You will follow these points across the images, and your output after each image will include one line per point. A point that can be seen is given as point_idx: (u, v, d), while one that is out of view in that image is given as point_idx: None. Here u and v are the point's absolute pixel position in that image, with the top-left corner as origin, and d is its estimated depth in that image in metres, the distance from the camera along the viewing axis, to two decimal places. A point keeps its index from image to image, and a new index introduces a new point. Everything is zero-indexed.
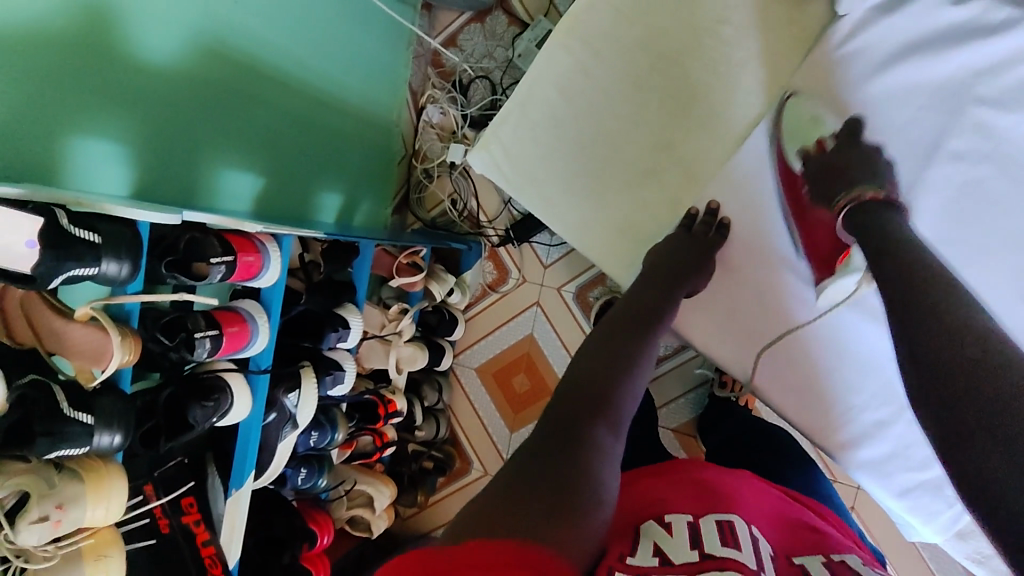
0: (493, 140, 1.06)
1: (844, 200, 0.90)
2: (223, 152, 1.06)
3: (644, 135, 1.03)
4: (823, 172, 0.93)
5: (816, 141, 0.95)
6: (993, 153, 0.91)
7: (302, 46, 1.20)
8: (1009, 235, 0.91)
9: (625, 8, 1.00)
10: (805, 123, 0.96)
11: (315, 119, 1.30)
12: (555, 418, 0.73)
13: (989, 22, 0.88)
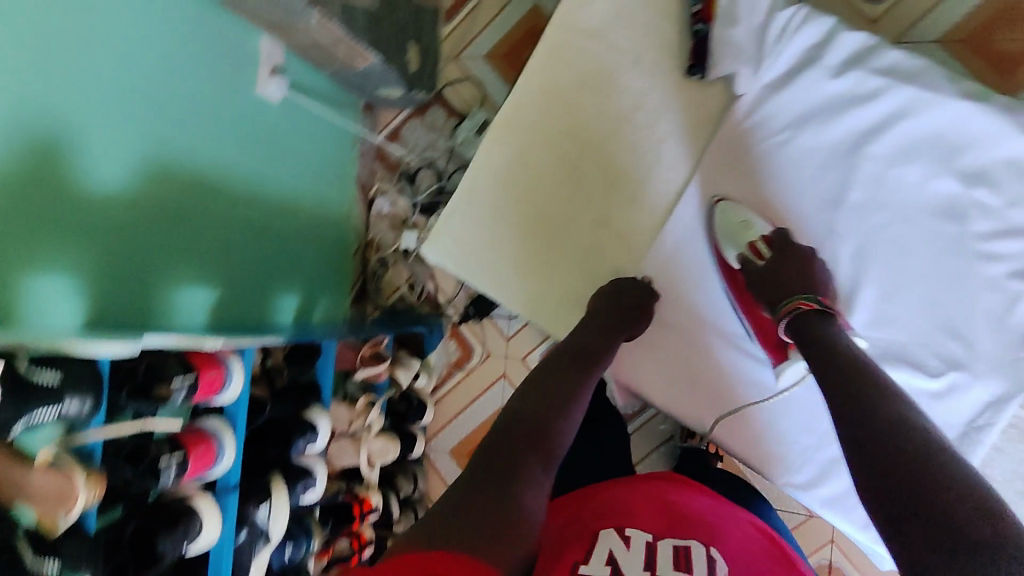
0: (440, 236, 1.10)
1: (785, 302, 0.94)
2: (174, 269, 1.07)
3: (581, 213, 1.10)
4: (771, 268, 0.98)
5: (748, 244, 1.00)
6: (890, 201, 1.00)
7: (248, 158, 1.25)
8: (918, 272, 1.00)
9: (547, 103, 1.09)
10: (737, 226, 1.02)
11: (266, 225, 1.33)
12: (491, 460, 0.74)
13: (865, 89, 0.98)
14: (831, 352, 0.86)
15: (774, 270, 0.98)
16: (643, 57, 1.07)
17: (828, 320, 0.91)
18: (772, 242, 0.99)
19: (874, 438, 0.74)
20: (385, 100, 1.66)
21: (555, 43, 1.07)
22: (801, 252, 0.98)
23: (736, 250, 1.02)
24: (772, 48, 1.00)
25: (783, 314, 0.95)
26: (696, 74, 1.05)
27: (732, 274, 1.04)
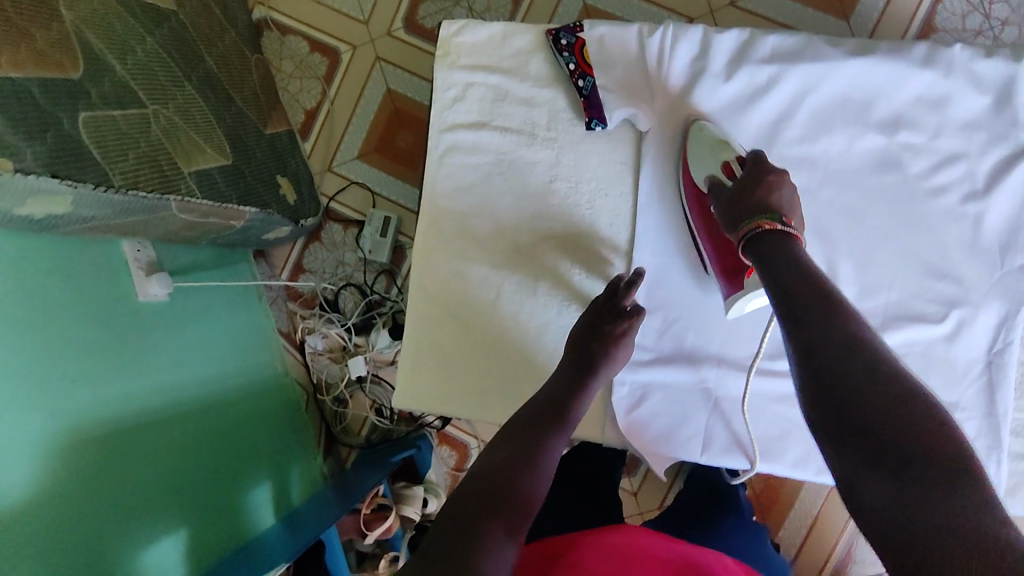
0: (413, 396, 0.87)
1: (748, 225, 0.71)
2: (126, 538, 0.93)
3: (548, 306, 0.87)
4: (732, 192, 0.75)
5: (722, 164, 0.78)
6: (828, 177, 0.83)
7: (156, 372, 1.11)
8: (902, 250, 0.81)
9: (461, 206, 0.88)
10: (714, 145, 0.80)
11: (207, 432, 1.18)
12: (448, 538, 0.55)
13: (787, 90, 0.82)
14: (795, 273, 0.64)
15: (744, 191, 0.74)
16: (539, 123, 0.87)
17: (792, 243, 0.68)
18: (748, 161, 0.77)
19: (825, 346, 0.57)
20: (273, 241, 1.54)
21: (444, 149, 0.88)
22: (775, 173, 0.75)
23: (707, 171, 0.80)
24: (661, 75, 0.83)
25: (739, 237, 0.72)
26: (597, 126, 0.85)
27: (703, 200, 0.81)
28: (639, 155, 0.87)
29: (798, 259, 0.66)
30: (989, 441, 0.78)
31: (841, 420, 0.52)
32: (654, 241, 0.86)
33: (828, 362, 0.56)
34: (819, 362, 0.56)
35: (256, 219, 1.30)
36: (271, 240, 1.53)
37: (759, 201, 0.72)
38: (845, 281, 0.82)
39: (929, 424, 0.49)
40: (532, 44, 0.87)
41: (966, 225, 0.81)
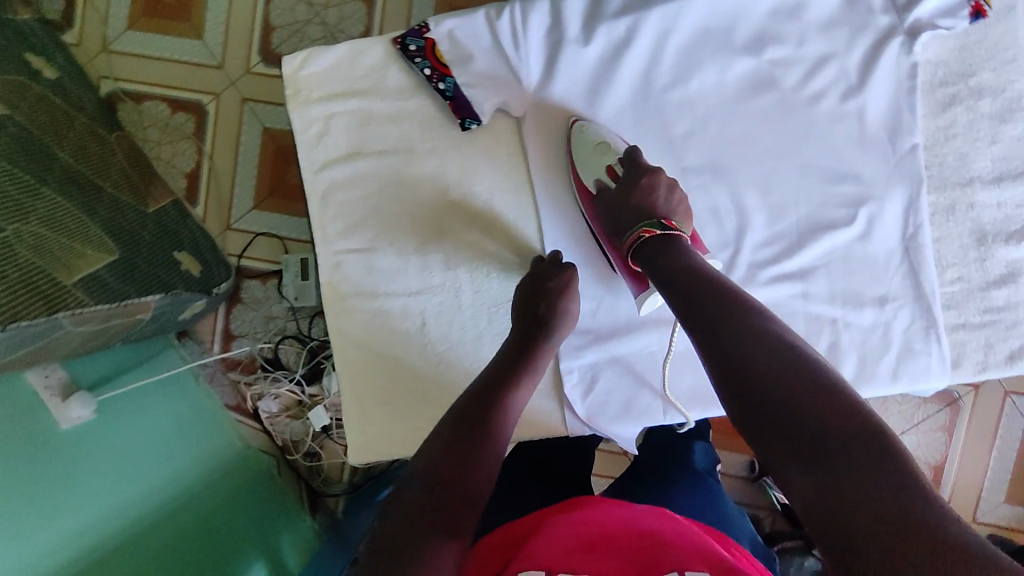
0: (364, 450, 0.84)
1: (631, 231, 0.75)
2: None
3: (473, 307, 0.85)
4: (621, 197, 0.77)
5: (606, 169, 0.79)
6: (708, 114, 0.82)
7: (112, 495, 1.03)
8: (797, 162, 0.81)
9: (358, 239, 0.84)
10: (594, 149, 0.80)
11: (183, 530, 1.10)
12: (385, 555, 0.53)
13: (646, 39, 0.80)
14: (684, 275, 0.68)
15: (625, 195, 0.77)
16: (414, 137, 0.83)
17: (674, 246, 0.72)
18: (628, 161, 0.79)
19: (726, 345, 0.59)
20: (191, 318, 1.46)
21: (326, 189, 0.84)
22: (657, 174, 0.78)
23: (593, 175, 0.80)
24: (521, 56, 0.80)
25: (627, 249, 0.75)
26: (472, 125, 0.81)
27: (591, 202, 0.81)
28: (522, 140, 0.84)
29: (684, 261, 0.69)
30: (925, 322, 0.80)
31: (756, 408, 0.54)
32: (561, 221, 0.84)
33: (733, 357, 0.57)
34: (724, 361, 0.58)
35: (163, 305, 1.20)
36: (189, 317, 1.44)
37: (636, 207, 0.76)
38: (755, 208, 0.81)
39: (831, 402, 0.51)
40: (383, 57, 0.82)
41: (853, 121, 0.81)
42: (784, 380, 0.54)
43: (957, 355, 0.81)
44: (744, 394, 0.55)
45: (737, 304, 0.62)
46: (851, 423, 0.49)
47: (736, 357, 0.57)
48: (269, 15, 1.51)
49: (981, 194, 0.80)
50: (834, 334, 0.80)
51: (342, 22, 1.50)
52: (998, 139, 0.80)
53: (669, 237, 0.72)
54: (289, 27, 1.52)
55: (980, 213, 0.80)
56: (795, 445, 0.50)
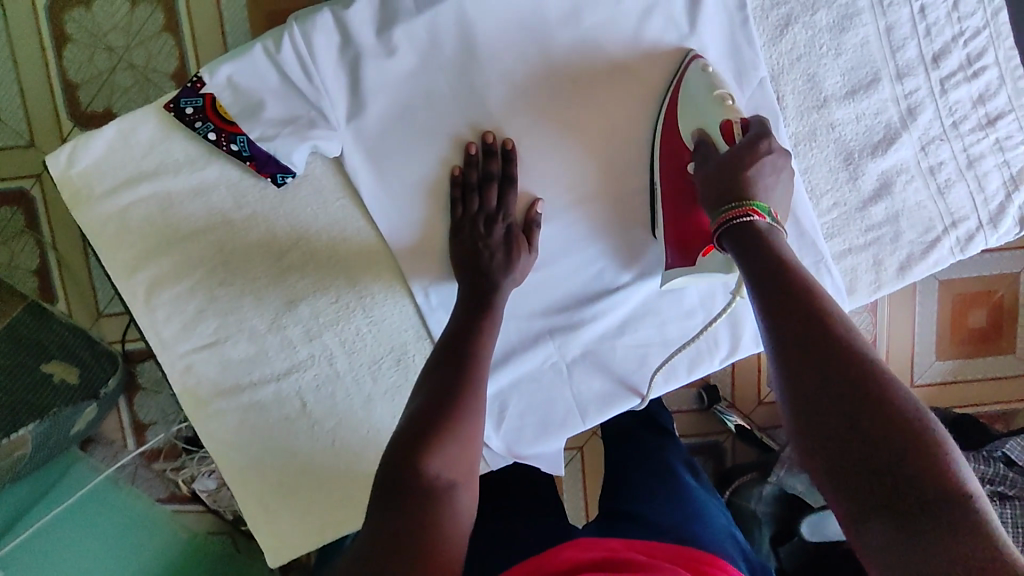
0: (286, 550, 0.79)
1: (732, 206, 0.61)
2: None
3: (350, 371, 0.78)
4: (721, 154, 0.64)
5: (726, 122, 0.66)
6: (542, 102, 0.73)
7: None
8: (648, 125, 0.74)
9: (203, 334, 0.75)
10: (711, 99, 0.68)
11: None
12: (379, 512, 0.52)
13: (451, 34, 0.70)
14: (775, 270, 0.56)
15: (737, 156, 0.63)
16: (227, 207, 0.72)
17: (773, 241, 0.59)
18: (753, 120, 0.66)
19: (825, 369, 0.49)
20: (93, 422, 1.23)
21: (147, 288, 0.73)
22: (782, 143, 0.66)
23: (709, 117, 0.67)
24: (318, 86, 0.68)
25: (716, 222, 0.62)
26: (285, 178, 0.70)
27: (682, 156, 0.70)
28: (350, 178, 0.73)
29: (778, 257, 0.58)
30: (812, 258, 0.76)
31: (840, 455, 0.47)
32: (420, 254, 0.75)
33: (835, 389, 0.48)
34: (819, 389, 0.49)
35: (42, 434, 0.97)
36: (86, 425, 1.21)
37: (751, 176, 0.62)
38: (606, 192, 0.77)
39: (931, 471, 0.44)
40: (160, 128, 0.70)
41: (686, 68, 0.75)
42: (890, 439, 0.45)
43: (851, 281, 0.79)
44: (833, 438, 0.47)
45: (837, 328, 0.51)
46: (962, 515, 0.42)
47: (838, 409, 0.48)
48: (65, 65, 1.13)
49: (838, 112, 0.75)
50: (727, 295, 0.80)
51: (151, 60, 1.15)
52: (843, 51, 0.74)
53: (773, 234, 0.59)
54: (96, 81, 1.15)
55: (841, 132, 0.76)
56: (896, 520, 0.44)
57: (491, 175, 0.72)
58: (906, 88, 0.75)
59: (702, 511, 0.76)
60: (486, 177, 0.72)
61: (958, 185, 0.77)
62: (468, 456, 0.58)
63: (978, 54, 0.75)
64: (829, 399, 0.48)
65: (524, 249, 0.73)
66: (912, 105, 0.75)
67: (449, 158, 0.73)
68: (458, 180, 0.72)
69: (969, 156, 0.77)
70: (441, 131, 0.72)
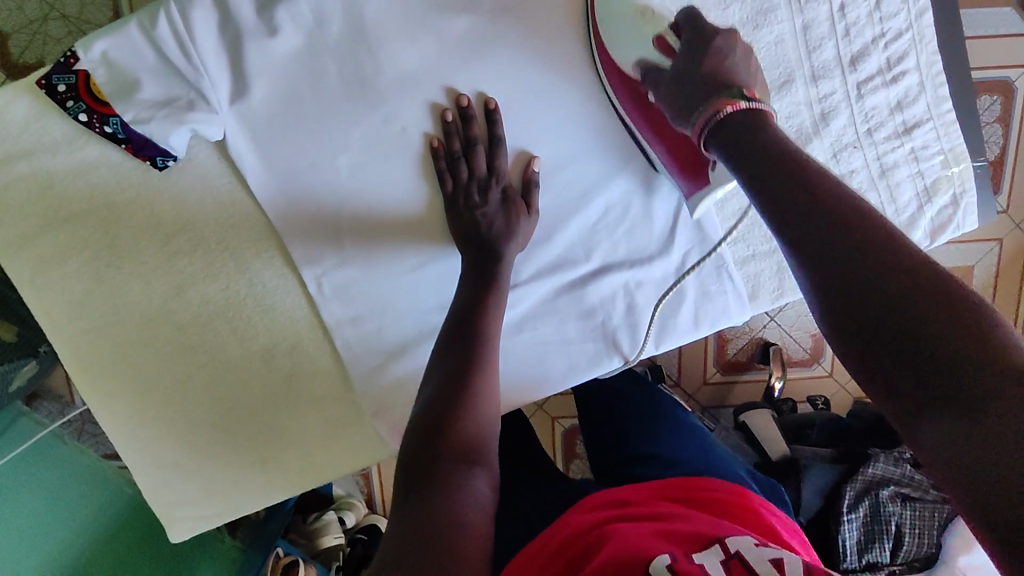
0: (190, 527, 0.81)
1: (706, 106, 0.59)
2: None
3: (244, 358, 0.77)
4: (680, 71, 0.62)
5: (655, 40, 0.65)
6: (438, 90, 0.71)
7: None
8: (547, 119, 0.73)
9: (90, 318, 0.73)
10: (635, 13, 0.66)
11: None
12: (405, 493, 0.51)
13: (339, 17, 0.67)
14: (775, 158, 0.54)
15: (693, 64, 0.62)
16: (110, 189, 0.70)
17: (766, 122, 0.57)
18: (683, 27, 0.64)
19: (832, 259, 0.48)
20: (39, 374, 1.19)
21: (32, 270, 0.71)
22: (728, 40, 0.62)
23: (636, 50, 0.67)
24: (197, 66, 0.65)
25: (697, 128, 0.59)
26: (166, 161, 0.69)
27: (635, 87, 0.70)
28: (235, 163, 0.71)
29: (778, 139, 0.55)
30: (715, 263, 0.80)
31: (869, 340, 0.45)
32: (312, 240, 0.74)
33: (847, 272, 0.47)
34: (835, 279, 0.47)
35: None
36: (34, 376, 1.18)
37: (714, 74, 0.60)
38: None
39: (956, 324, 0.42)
40: (33, 106, 0.67)
41: (584, 60, 0.73)
42: (887, 277, 0.45)
43: (754, 288, 0.82)
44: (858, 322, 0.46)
45: (837, 206, 0.49)
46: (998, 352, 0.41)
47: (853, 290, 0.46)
48: None
49: None
50: (628, 297, 0.79)
51: (85, 11, 1.04)
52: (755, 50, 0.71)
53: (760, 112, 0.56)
54: (25, 31, 1.03)
55: None
56: (931, 386, 0.42)
57: (472, 141, 0.71)
58: (821, 91, 0.73)
59: (714, 443, 0.78)
60: (469, 143, 0.71)
61: (869, 194, 0.76)
62: (483, 417, 0.58)
63: (899, 58, 0.72)
64: (843, 290, 0.47)
65: (523, 211, 0.72)
66: (826, 110, 0.73)
67: (339, 145, 0.71)
68: (444, 147, 0.72)
69: (882, 165, 0.75)
70: (331, 116, 0.70)
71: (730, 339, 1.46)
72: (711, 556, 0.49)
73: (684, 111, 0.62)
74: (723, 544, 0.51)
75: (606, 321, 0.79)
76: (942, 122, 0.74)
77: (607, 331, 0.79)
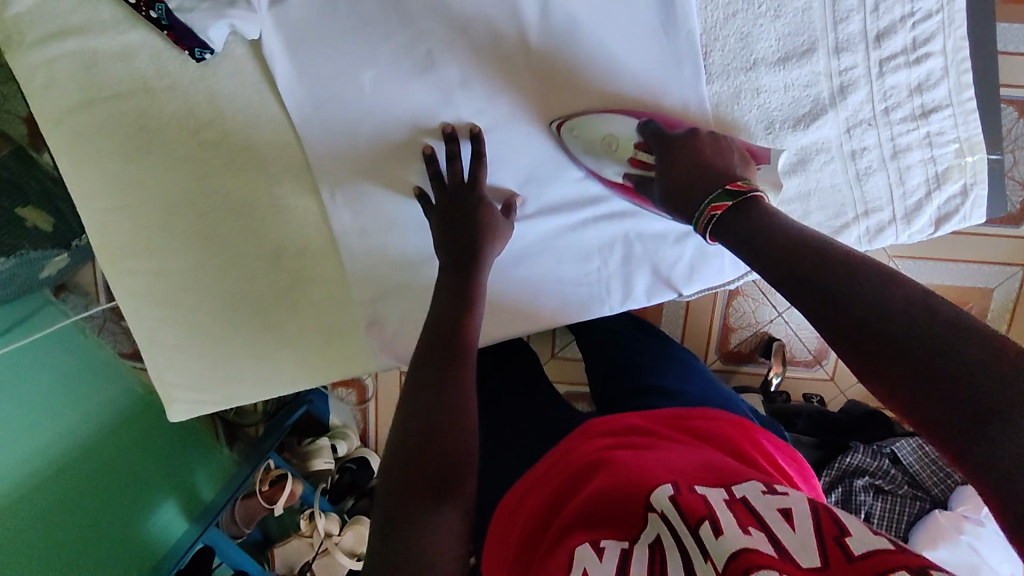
0: (187, 408, 0.86)
1: (700, 213, 0.65)
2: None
3: (255, 255, 0.81)
4: (671, 176, 0.69)
5: (630, 160, 0.74)
6: (465, 17, 0.74)
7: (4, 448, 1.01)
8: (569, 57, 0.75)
9: (116, 197, 0.78)
10: (602, 146, 0.75)
11: (69, 489, 1.09)
12: (385, 525, 0.50)
13: None
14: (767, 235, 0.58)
15: (680, 173, 0.69)
16: (148, 75, 0.75)
17: (756, 209, 0.61)
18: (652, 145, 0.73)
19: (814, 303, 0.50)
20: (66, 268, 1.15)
21: (68, 142, 0.76)
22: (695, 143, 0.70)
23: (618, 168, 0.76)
24: None
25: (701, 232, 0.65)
26: (203, 55, 0.73)
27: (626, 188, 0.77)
28: (267, 65, 0.75)
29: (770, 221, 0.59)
30: None
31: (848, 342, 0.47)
32: (332, 149, 0.77)
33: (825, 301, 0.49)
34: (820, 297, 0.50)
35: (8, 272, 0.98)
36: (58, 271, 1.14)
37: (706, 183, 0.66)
38: (517, 121, 0.77)
39: (917, 319, 0.44)
40: None
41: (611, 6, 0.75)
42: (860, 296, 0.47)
43: None
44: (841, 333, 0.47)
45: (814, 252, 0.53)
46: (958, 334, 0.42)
47: (826, 308, 0.49)
48: None
49: (766, 78, 0.75)
50: (626, 244, 0.82)
51: None
52: (781, 14, 0.72)
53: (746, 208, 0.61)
54: None
55: (766, 99, 0.75)
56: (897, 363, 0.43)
57: (455, 159, 0.75)
58: (842, 64, 0.74)
59: (717, 385, 0.81)
60: (452, 159, 0.74)
61: (877, 174, 0.77)
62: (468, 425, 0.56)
63: (925, 39, 0.73)
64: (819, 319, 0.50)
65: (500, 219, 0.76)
66: (845, 83, 0.74)
67: (366, 59, 0.74)
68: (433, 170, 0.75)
69: (895, 146, 0.76)
70: (362, 30, 0.73)
71: (735, 329, 1.46)
72: (716, 495, 0.51)
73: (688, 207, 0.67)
74: (730, 489, 0.52)
75: (601, 268, 0.82)
76: (961, 110, 0.75)
77: (601, 277, 0.82)
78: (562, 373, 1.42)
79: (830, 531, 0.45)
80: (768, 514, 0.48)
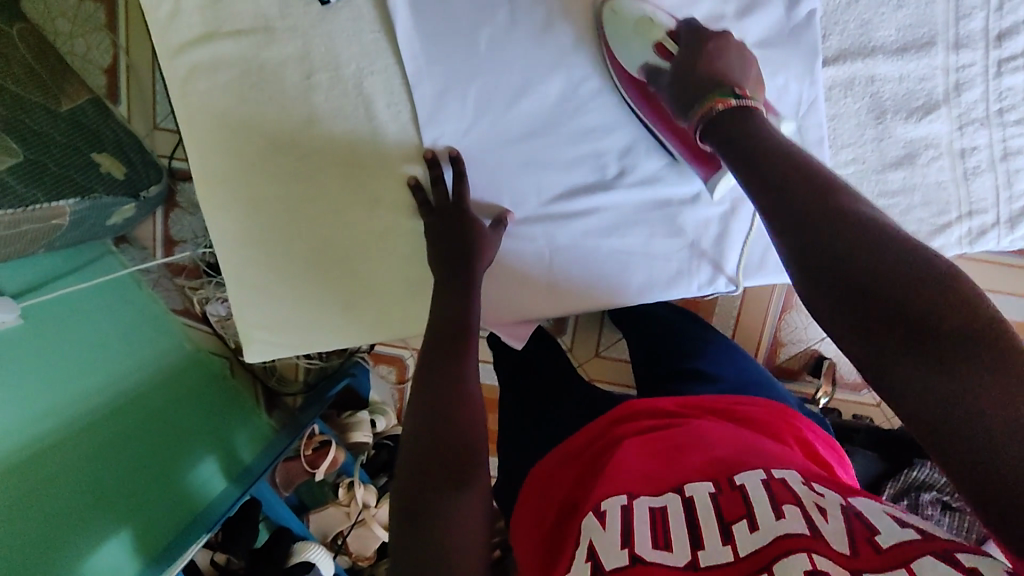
0: (265, 351, 0.85)
1: (700, 104, 0.64)
2: (60, 561, 0.87)
3: (350, 200, 0.82)
4: (682, 69, 0.68)
5: (654, 43, 0.71)
6: None
7: (75, 374, 1.00)
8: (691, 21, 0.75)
9: (223, 129, 0.78)
10: (640, 24, 0.72)
11: (128, 416, 1.05)
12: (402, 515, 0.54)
13: None
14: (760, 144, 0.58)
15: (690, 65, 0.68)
16: (270, 14, 0.76)
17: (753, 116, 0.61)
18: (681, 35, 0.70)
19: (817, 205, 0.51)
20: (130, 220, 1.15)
21: (183, 72, 0.77)
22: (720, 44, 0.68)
23: (639, 55, 0.73)
24: None
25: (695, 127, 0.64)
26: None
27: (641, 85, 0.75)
28: (388, 13, 0.76)
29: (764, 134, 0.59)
30: None
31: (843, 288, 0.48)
32: (439, 102, 0.78)
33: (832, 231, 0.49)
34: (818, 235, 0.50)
35: (81, 216, 0.92)
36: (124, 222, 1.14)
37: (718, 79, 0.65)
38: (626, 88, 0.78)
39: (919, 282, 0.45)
40: None
41: None
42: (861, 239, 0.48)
43: None
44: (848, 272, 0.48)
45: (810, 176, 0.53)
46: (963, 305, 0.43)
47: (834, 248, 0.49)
48: None
49: (883, 66, 0.76)
50: (720, 226, 0.83)
51: None
52: (906, 4, 0.74)
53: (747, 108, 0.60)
54: None
55: (880, 88, 0.76)
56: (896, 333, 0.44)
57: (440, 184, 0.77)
58: (961, 60, 0.75)
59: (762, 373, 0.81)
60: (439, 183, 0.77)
61: (984, 175, 0.77)
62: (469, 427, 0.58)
63: None
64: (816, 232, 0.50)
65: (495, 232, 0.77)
66: (961, 80, 0.76)
67: (483, 16, 0.76)
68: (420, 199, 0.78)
69: (1005, 148, 0.77)
70: None
71: (783, 343, 1.44)
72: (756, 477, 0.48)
73: (686, 108, 0.67)
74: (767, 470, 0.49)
75: (693, 246, 0.83)
76: None
77: (690, 254, 0.83)
78: (603, 371, 1.40)
79: (860, 530, 0.42)
80: (805, 500, 0.45)
